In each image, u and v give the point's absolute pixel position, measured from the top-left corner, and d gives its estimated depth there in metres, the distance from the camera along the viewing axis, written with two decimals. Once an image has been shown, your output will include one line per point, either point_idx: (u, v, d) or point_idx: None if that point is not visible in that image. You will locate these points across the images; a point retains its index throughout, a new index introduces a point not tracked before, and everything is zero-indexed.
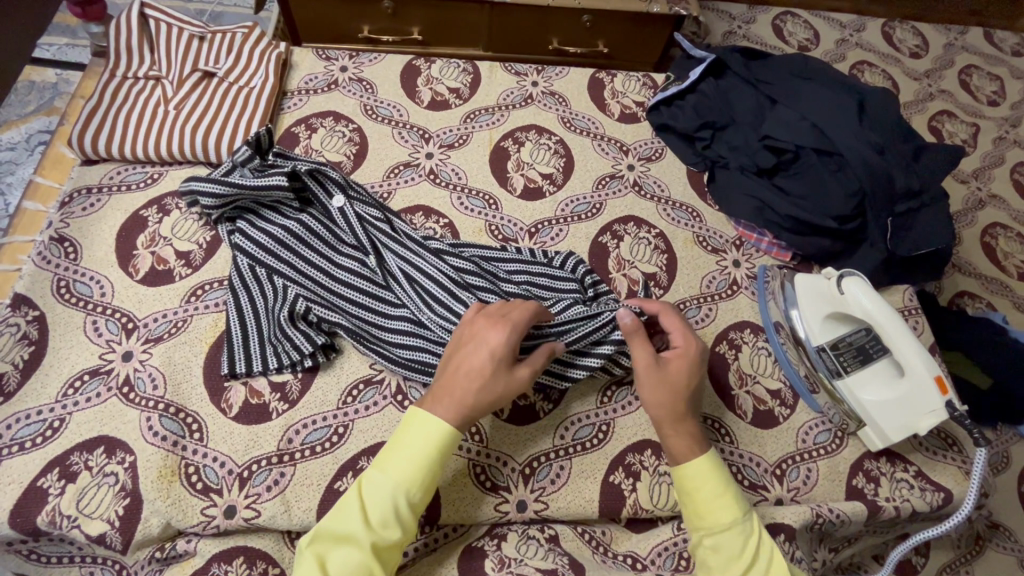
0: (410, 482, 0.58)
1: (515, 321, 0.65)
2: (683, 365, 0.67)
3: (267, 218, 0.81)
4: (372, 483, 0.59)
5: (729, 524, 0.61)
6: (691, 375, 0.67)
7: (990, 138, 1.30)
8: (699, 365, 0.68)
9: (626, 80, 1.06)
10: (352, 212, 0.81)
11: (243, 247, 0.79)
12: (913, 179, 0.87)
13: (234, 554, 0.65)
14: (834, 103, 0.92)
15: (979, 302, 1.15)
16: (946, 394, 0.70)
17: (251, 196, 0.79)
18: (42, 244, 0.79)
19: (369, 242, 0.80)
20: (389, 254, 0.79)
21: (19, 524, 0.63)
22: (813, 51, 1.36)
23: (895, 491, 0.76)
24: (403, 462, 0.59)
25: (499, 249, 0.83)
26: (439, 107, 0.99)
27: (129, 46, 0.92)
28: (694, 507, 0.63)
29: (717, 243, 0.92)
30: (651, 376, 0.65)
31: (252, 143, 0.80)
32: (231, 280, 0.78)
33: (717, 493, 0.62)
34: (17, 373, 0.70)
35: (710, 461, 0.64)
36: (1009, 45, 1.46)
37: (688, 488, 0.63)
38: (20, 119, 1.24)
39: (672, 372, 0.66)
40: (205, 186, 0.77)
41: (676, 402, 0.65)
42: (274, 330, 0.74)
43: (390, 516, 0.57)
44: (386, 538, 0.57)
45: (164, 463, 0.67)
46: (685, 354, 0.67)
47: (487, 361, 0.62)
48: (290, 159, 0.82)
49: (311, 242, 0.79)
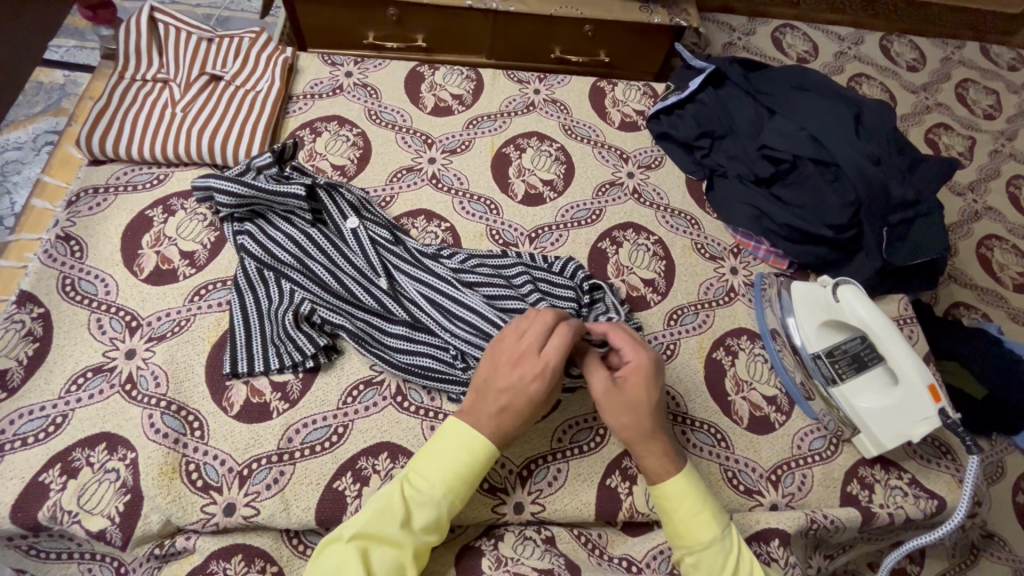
0: (459, 492, 0.61)
1: (551, 366, 0.63)
2: (640, 383, 0.66)
3: (277, 224, 0.82)
4: (420, 487, 0.60)
5: (710, 540, 0.62)
6: (650, 391, 0.66)
7: (986, 151, 1.32)
8: (656, 376, 0.67)
9: (627, 90, 1.08)
10: (365, 233, 0.83)
11: (248, 242, 0.80)
12: (908, 190, 0.88)
13: (234, 551, 0.66)
14: (832, 114, 0.94)
15: (974, 313, 1.16)
16: (939, 402, 0.71)
17: (266, 200, 0.81)
18: (49, 243, 0.80)
19: (380, 263, 0.81)
20: (400, 277, 0.82)
21: (21, 519, 0.64)
22: (812, 63, 1.37)
23: (889, 498, 0.77)
24: (454, 473, 0.61)
25: (499, 253, 0.85)
26: (442, 113, 1.00)
27: (138, 50, 0.93)
28: (676, 526, 0.63)
29: (715, 251, 0.93)
30: (612, 401, 0.65)
31: (274, 152, 0.84)
32: (237, 281, 0.78)
33: (697, 510, 0.63)
34: (22, 369, 0.71)
35: (686, 476, 0.65)
36: (1005, 60, 1.49)
37: (668, 506, 0.64)
38: (27, 120, 1.25)
39: (631, 394, 0.66)
40: (223, 184, 0.79)
41: (642, 422, 0.65)
42: (276, 329, 0.75)
43: (436, 520, 0.60)
44: (425, 541, 0.60)
45: (165, 460, 0.68)
46: (640, 370, 0.66)
47: (521, 405, 0.63)
48: (306, 174, 0.85)
49: (319, 251, 0.81)
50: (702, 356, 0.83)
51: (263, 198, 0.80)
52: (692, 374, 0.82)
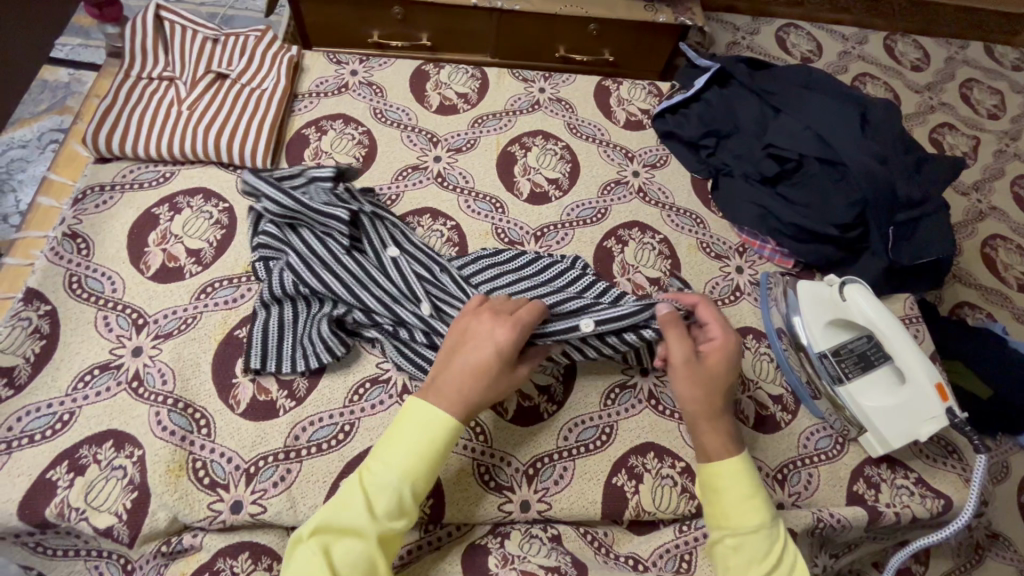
0: (414, 473, 0.59)
1: (521, 321, 0.66)
2: (721, 358, 0.68)
3: (315, 240, 0.78)
4: (375, 475, 0.59)
5: (757, 526, 0.62)
6: (729, 371, 0.68)
7: (991, 151, 1.32)
8: (735, 358, 0.69)
9: (632, 89, 1.08)
10: (408, 266, 0.79)
11: (289, 258, 0.77)
12: (914, 189, 0.88)
13: (241, 549, 0.66)
14: (837, 113, 0.94)
15: (979, 313, 1.16)
16: (947, 401, 0.71)
17: (310, 217, 0.77)
18: (55, 240, 0.80)
19: (423, 294, 0.76)
20: (447, 311, 0.76)
21: (28, 516, 0.64)
22: (816, 63, 1.37)
23: (896, 497, 0.77)
24: (408, 455, 0.60)
25: (511, 253, 0.84)
26: (447, 112, 1.00)
27: (144, 48, 0.93)
28: (722, 507, 0.64)
29: (720, 249, 0.93)
30: (694, 368, 0.67)
31: (336, 170, 0.81)
32: (273, 293, 0.77)
33: (747, 495, 0.63)
34: (29, 367, 0.71)
35: (740, 462, 0.65)
36: (1010, 60, 1.49)
37: (717, 487, 0.64)
38: (32, 118, 1.25)
39: (711, 366, 0.68)
40: (272, 192, 0.75)
41: (716, 397, 0.67)
42: (308, 330, 0.75)
43: (395, 506, 0.58)
44: (391, 529, 0.58)
45: (171, 457, 0.68)
46: (724, 346, 0.68)
47: (487, 360, 0.63)
48: (357, 198, 0.82)
49: (360, 279, 0.76)
50: None
51: (308, 215, 0.77)
52: None
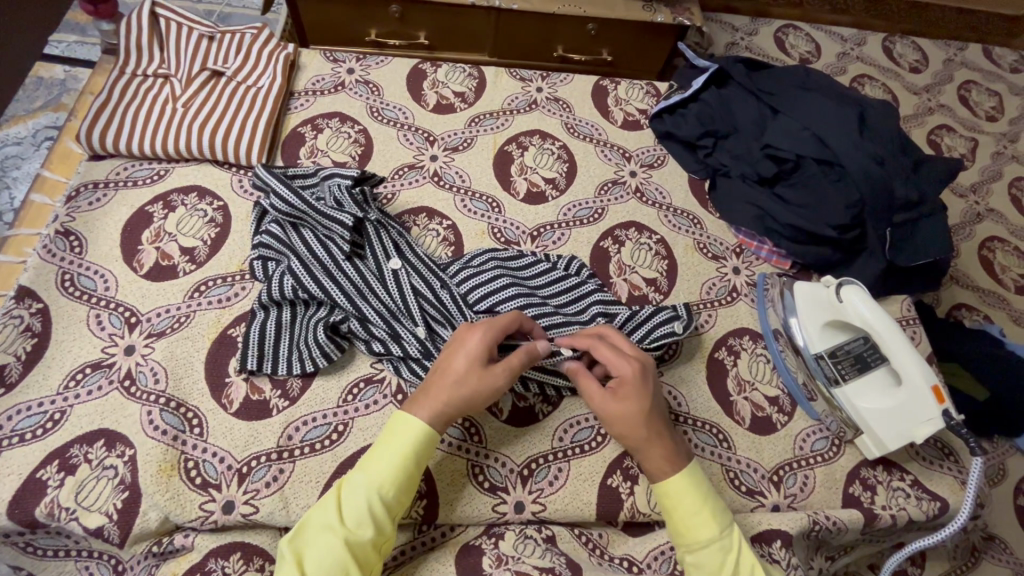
0: (383, 480, 0.59)
1: (494, 325, 0.66)
2: (630, 393, 0.65)
3: (317, 243, 0.79)
4: (348, 482, 0.60)
5: (708, 540, 0.62)
6: (641, 403, 0.64)
7: (988, 153, 1.32)
8: (645, 385, 0.66)
9: (630, 88, 1.07)
10: (407, 280, 0.80)
11: (291, 261, 0.77)
12: (912, 191, 0.88)
13: (232, 549, 0.65)
14: (835, 114, 0.93)
15: (976, 314, 1.16)
16: (942, 403, 0.71)
17: (315, 219, 0.79)
18: (48, 237, 0.80)
19: (420, 314, 0.78)
20: (441, 331, 0.78)
21: (18, 516, 0.63)
22: (815, 63, 1.37)
23: (892, 500, 0.76)
24: (379, 461, 0.60)
25: (513, 254, 0.85)
26: (444, 111, 1.00)
27: (138, 44, 0.93)
28: (675, 523, 0.63)
29: (717, 250, 0.93)
30: (604, 411, 0.65)
31: (359, 174, 0.82)
32: (272, 296, 0.76)
33: (695, 509, 0.63)
34: (19, 365, 0.71)
35: (688, 476, 0.64)
36: (1008, 62, 1.49)
37: (667, 503, 0.64)
38: (27, 115, 1.24)
39: (618, 404, 0.65)
40: (280, 189, 0.78)
41: (636, 429, 0.64)
42: (306, 335, 0.74)
43: (363, 513, 0.57)
44: (362, 537, 0.57)
45: (163, 457, 0.67)
46: (628, 382, 0.65)
47: (457, 360, 0.64)
48: (371, 207, 0.83)
49: (357, 288, 0.78)
50: (704, 356, 0.83)
51: (313, 216, 0.79)
52: (692, 373, 0.81)
